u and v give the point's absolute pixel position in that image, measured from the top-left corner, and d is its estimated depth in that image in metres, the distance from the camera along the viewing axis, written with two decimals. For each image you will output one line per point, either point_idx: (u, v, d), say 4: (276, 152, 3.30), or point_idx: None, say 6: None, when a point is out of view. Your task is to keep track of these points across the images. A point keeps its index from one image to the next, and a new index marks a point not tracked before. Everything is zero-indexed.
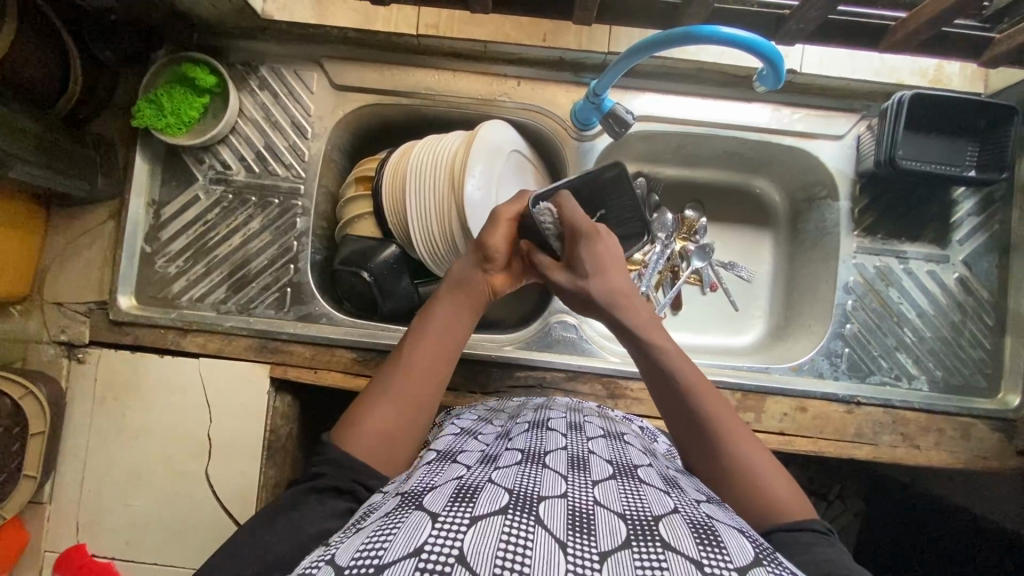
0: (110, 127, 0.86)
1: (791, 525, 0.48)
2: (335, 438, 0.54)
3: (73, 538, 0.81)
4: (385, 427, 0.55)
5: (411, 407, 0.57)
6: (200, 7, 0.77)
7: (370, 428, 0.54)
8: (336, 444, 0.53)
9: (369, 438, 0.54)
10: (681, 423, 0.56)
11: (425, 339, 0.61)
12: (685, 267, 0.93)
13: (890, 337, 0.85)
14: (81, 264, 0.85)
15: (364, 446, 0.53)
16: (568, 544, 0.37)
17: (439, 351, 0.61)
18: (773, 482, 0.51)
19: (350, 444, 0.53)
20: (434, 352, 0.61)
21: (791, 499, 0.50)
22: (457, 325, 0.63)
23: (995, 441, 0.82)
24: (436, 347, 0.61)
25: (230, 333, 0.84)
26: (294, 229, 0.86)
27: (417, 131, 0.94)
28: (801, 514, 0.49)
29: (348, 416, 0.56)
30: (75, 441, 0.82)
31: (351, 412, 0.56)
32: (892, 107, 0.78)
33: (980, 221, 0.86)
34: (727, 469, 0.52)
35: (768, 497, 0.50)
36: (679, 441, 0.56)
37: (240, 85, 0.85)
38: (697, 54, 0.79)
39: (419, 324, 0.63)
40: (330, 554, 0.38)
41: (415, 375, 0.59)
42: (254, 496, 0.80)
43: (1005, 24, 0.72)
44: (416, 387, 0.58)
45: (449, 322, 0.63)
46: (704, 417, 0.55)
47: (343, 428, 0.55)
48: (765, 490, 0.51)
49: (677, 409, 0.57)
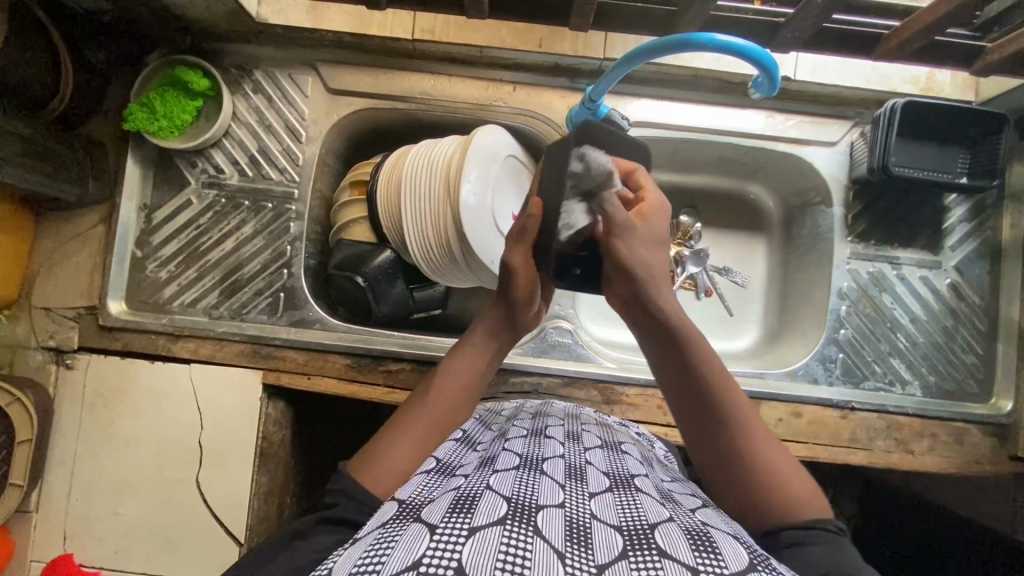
0: (101, 130, 0.85)
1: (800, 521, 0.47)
2: (353, 468, 0.53)
3: (60, 548, 0.79)
4: (403, 467, 0.54)
5: (429, 447, 0.56)
6: (193, 10, 0.76)
7: (390, 464, 0.53)
8: (353, 475, 0.52)
9: (384, 475, 0.52)
10: (699, 411, 0.54)
11: (452, 377, 0.61)
12: (681, 273, 0.92)
13: (884, 342, 0.86)
14: (71, 269, 0.84)
15: (383, 483, 0.52)
16: (566, 555, 0.37)
17: (465, 389, 0.61)
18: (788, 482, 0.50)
19: (366, 480, 0.52)
20: (460, 392, 0.60)
21: (804, 497, 0.49)
22: (482, 367, 0.63)
23: (989, 446, 0.83)
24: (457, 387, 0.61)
25: (223, 338, 0.83)
26: (288, 234, 0.85)
27: (412, 136, 0.93)
28: (808, 513, 0.48)
29: (367, 450, 0.55)
30: (62, 449, 0.80)
31: (371, 445, 0.56)
32: (884, 114, 0.79)
33: (971, 227, 0.87)
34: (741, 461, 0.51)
35: (780, 491, 0.49)
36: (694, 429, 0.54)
37: (234, 89, 0.85)
38: (692, 61, 0.80)
39: (443, 362, 0.63)
40: (329, 567, 0.37)
41: (438, 415, 0.58)
42: (247, 503, 0.79)
43: (995, 33, 0.74)
44: (435, 428, 0.58)
45: (474, 357, 0.63)
46: (725, 410, 0.53)
47: (361, 461, 0.54)
48: (777, 485, 0.49)
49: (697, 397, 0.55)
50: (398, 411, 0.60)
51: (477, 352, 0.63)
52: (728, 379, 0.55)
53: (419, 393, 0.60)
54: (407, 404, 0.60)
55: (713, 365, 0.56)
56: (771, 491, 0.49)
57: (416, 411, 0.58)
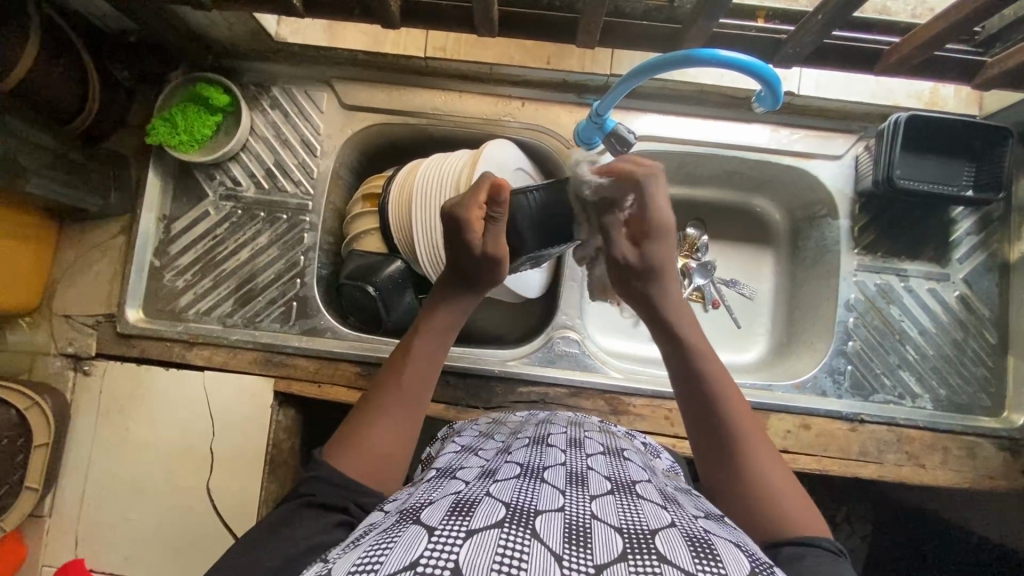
0: (124, 144, 0.88)
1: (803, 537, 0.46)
2: (328, 455, 0.54)
3: (73, 551, 0.80)
4: (384, 450, 0.54)
5: (410, 426, 0.57)
6: (217, 30, 0.80)
7: (374, 449, 0.54)
8: (329, 462, 0.53)
9: (368, 462, 0.53)
10: (709, 436, 0.55)
11: (411, 361, 0.60)
12: (687, 283, 0.93)
13: (893, 354, 0.86)
14: (91, 277, 0.86)
15: (361, 467, 0.53)
16: (563, 556, 0.37)
17: (429, 369, 0.60)
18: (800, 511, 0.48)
19: (343, 466, 0.52)
20: (423, 371, 0.59)
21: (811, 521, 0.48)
22: (442, 346, 0.62)
23: (1002, 461, 0.82)
24: (425, 366, 0.60)
25: (236, 346, 0.84)
26: (301, 244, 0.87)
27: (423, 152, 0.96)
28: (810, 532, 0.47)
29: (344, 434, 0.55)
30: (77, 454, 0.82)
31: (346, 429, 0.56)
32: (888, 129, 0.80)
33: (979, 240, 0.87)
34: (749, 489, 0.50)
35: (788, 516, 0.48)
36: (706, 458, 0.54)
37: (252, 105, 0.88)
38: (698, 77, 0.82)
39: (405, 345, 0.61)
40: (328, 567, 0.38)
41: (414, 395, 0.58)
42: (256, 510, 0.80)
43: (998, 48, 0.75)
44: (405, 408, 0.57)
45: (433, 342, 0.61)
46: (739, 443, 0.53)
47: (338, 446, 0.54)
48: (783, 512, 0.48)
49: (710, 431, 0.55)
50: (371, 391, 0.59)
51: (435, 335, 0.61)
52: (745, 416, 0.55)
53: (384, 377, 0.59)
54: (374, 387, 0.59)
55: (725, 389, 0.56)
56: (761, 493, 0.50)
57: (391, 392, 0.58)
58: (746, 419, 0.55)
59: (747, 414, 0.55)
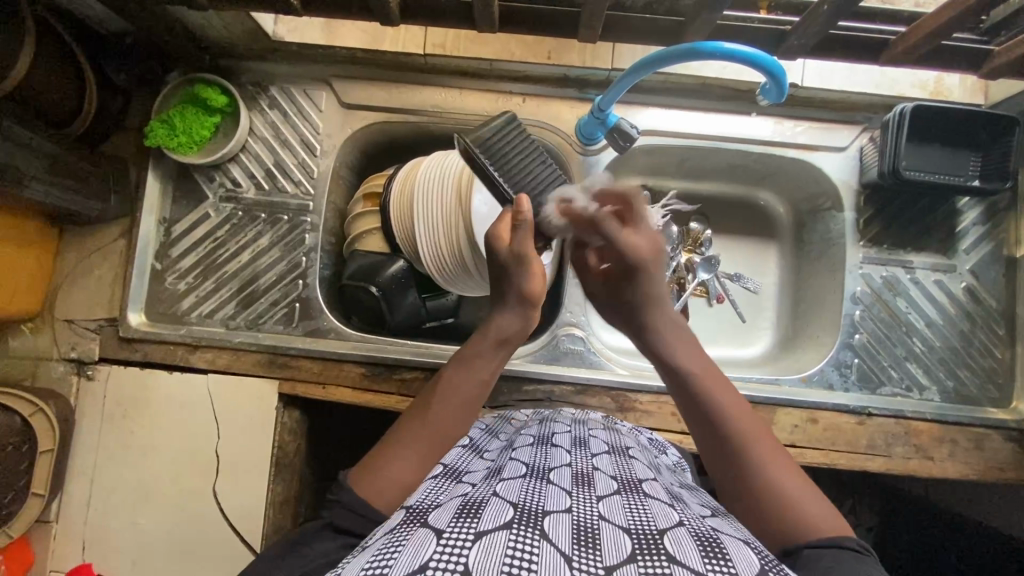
0: (123, 147, 0.87)
1: (823, 541, 0.45)
2: (350, 479, 0.52)
3: (79, 556, 0.80)
4: (405, 479, 0.51)
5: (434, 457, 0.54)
6: (214, 30, 0.79)
7: (394, 472, 0.51)
8: (351, 485, 0.51)
9: (386, 484, 0.51)
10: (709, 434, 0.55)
11: (450, 392, 0.58)
12: (693, 279, 0.90)
13: (900, 347, 0.85)
14: (92, 282, 0.86)
15: (381, 493, 0.50)
16: (574, 558, 0.36)
17: (468, 403, 0.58)
18: (808, 505, 0.48)
19: (361, 489, 0.50)
20: (463, 405, 0.57)
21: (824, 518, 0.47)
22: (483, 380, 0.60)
23: (1010, 452, 0.81)
24: (464, 398, 0.58)
25: (238, 348, 0.84)
26: (303, 245, 0.87)
27: (424, 150, 0.95)
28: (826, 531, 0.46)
29: (370, 459, 0.53)
30: (82, 459, 0.81)
31: (373, 454, 0.54)
32: (893, 119, 0.79)
33: (985, 230, 0.86)
34: (757, 487, 0.50)
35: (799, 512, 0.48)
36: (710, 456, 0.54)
37: (251, 105, 0.87)
38: (701, 70, 0.82)
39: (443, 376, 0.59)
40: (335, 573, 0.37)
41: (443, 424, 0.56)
42: (263, 512, 0.80)
43: (1003, 37, 0.73)
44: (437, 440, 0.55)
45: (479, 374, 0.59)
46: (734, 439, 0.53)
47: (363, 470, 0.52)
48: (795, 511, 0.48)
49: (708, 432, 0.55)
50: (400, 421, 0.57)
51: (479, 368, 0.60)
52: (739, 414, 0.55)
53: (420, 407, 0.57)
54: (409, 415, 0.57)
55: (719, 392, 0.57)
56: (772, 503, 0.49)
57: (419, 420, 0.56)
58: (739, 412, 0.55)
59: (741, 410, 0.56)
